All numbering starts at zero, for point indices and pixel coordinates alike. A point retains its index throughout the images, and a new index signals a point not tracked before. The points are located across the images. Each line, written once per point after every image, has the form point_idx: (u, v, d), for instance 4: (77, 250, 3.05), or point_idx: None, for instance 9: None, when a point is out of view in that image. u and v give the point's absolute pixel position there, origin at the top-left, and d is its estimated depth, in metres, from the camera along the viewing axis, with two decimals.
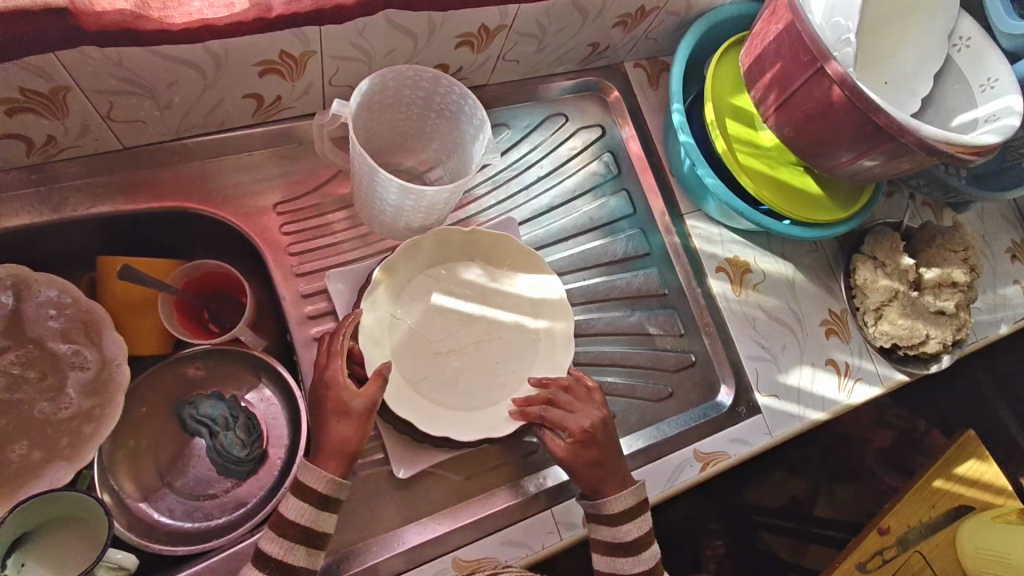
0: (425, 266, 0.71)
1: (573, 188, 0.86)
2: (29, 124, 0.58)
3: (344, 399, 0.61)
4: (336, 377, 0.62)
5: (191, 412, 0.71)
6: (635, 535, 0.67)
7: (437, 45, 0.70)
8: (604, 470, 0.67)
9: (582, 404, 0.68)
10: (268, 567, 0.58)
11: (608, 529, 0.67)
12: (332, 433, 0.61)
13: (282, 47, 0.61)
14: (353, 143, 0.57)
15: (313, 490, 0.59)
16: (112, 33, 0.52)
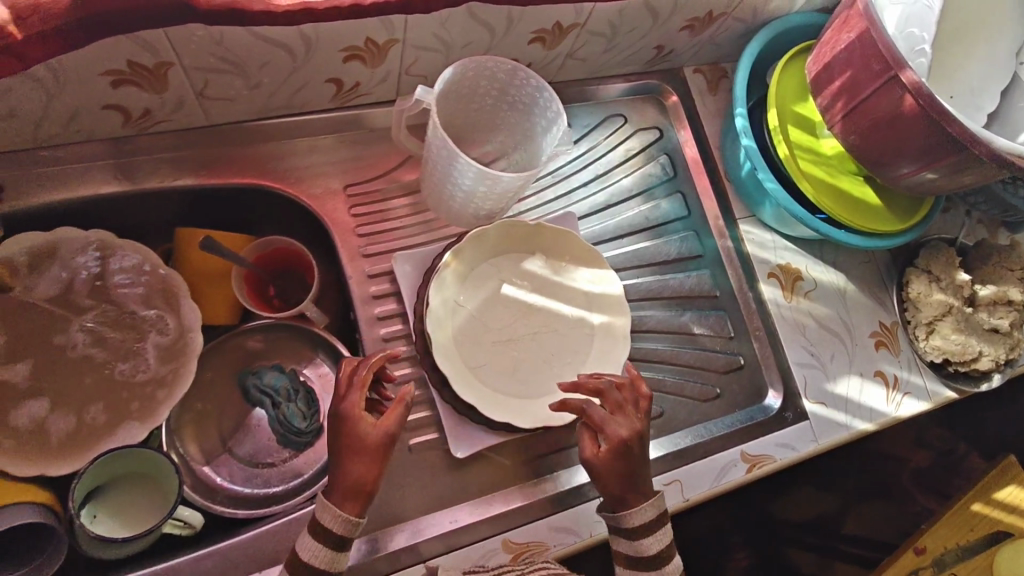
0: (488, 253, 0.73)
1: (629, 187, 0.88)
2: (130, 97, 0.61)
3: (364, 431, 0.59)
4: (355, 409, 0.60)
5: (254, 382, 0.74)
6: (656, 550, 0.64)
7: (513, 39, 0.72)
8: (636, 483, 0.64)
9: (623, 410, 0.65)
10: None
11: (630, 542, 0.64)
12: (348, 470, 0.58)
13: (368, 34, 0.63)
14: (436, 127, 0.59)
15: (328, 532, 0.56)
16: (219, 14, 0.55)
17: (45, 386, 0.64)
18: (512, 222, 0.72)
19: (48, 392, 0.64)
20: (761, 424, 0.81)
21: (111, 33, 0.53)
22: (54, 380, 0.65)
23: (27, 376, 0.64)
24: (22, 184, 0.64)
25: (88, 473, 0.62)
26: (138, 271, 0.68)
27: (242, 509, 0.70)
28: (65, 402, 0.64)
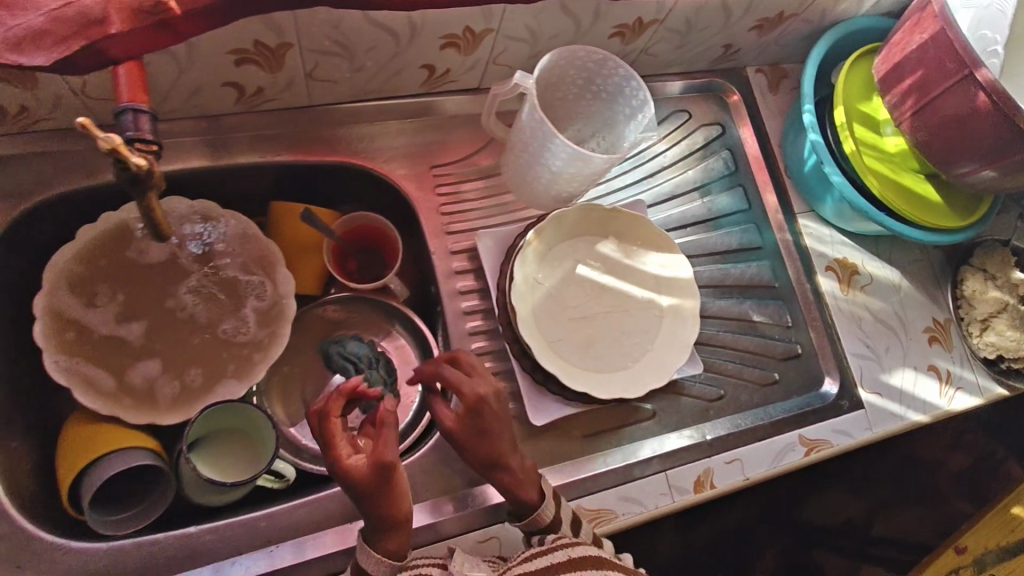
0: (566, 235, 0.76)
1: (692, 180, 0.91)
2: (248, 74, 0.64)
3: (364, 482, 0.55)
4: (342, 463, 0.56)
5: (338, 349, 0.77)
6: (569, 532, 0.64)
7: (596, 32, 0.75)
8: (523, 476, 0.62)
9: (477, 369, 0.63)
10: None
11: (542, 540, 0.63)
12: (374, 512, 0.56)
13: (468, 23, 0.67)
14: (538, 112, 0.63)
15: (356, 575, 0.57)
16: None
17: (156, 342, 0.69)
18: (590, 206, 0.76)
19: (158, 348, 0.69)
20: (819, 410, 0.83)
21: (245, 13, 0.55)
22: (163, 338, 0.69)
23: (140, 333, 0.68)
24: None
25: (198, 422, 0.66)
26: (238, 239, 0.73)
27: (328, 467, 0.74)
28: (173, 358, 0.69)
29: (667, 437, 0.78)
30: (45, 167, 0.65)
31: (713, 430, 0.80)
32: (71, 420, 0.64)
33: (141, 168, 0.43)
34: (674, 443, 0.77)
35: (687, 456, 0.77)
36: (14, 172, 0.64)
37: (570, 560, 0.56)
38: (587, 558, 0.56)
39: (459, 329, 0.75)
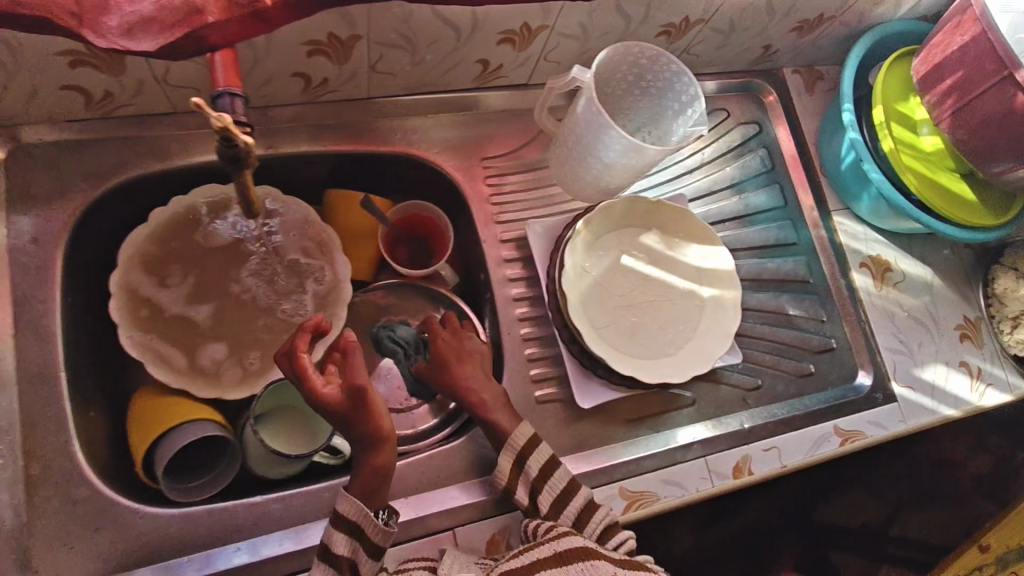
0: (612, 226, 0.79)
1: (731, 176, 0.93)
2: (317, 65, 0.67)
3: (339, 406, 0.59)
4: (313, 390, 0.58)
5: (388, 333, 0.80)
6: (537, 472, 0.68)
7: (644, 31, 0.77)
8: (491, 415, 0.69)
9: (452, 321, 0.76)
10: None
11: (518, 481, 0.68)
12: (358, 434, 0.60)
13: (526, 19, 0.69)
14: (595, 106, 0.65)
15: (343, 521, 0.61)
16: None
17: (220, 321, 0.72)
18: (637, 198, 0.78)
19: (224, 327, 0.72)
20: (853, 402, 0.86)
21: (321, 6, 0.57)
22: (227, 317, 0.72)
23: (206, 312, 0.71)
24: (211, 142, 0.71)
25: (259, 401, 0.68)
26: (298, 224, 0.76)
27: None
28: (237, 337, 0.72)
29: (708, 424, 0.80)
30: (122, 151, 0.68)
31: (751, 419, 0.82)
32: (143, 393, 0.68)
33: (248, 145, 0.46)
34: (715, 430, 0.80)
35: (726, 443, 0.79)
36: (94, 155, 0.67)
37: (555, 555, 0.56)
38: (573, 550, 0.56)
39: (508, 314, 0.78)
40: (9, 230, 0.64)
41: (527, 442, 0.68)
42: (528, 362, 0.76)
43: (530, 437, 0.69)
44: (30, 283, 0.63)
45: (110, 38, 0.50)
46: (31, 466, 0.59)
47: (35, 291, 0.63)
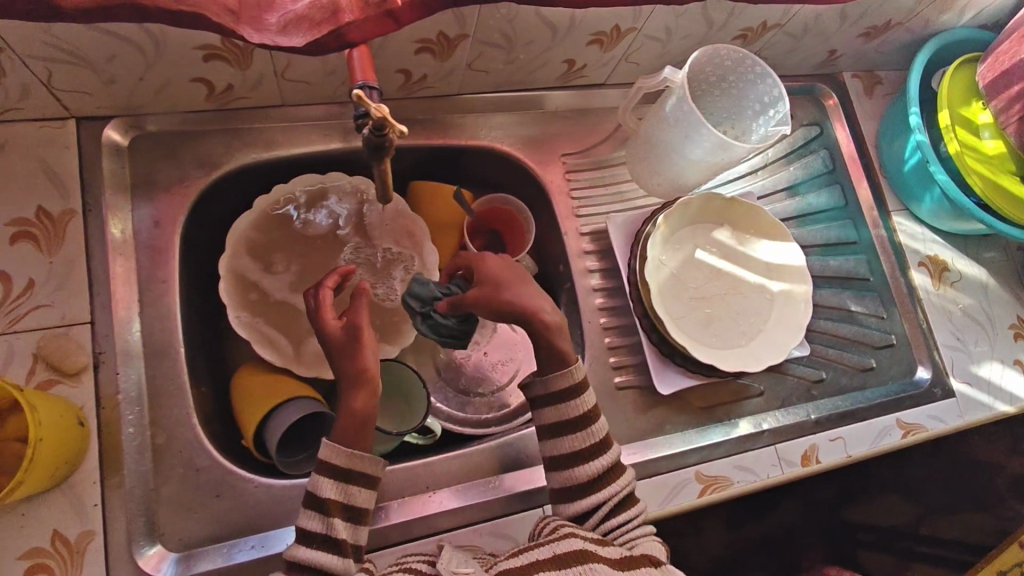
0: (687, 220, 0.83)
1: (795, 175, 0.95)
2: (421, 62, 0.70)
3: (335, 341, 0.60)
4: (320, 321, 0.61)
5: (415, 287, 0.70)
6: (579, 414, 0.66)
7: (723, 33, 0.81)
8: (558, 339, 0.65)
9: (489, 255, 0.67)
10: (313, 543, 0.57)
11: (556, 409, 0.66)
12: (344, 371, 0.59)
13: (618, 21, 0.73)
14: (689, 103, 0.69)
15: (326, 463, 0.58)
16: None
17: None
18: (713, 195, 0.82)
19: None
20: (914, 396, 0.88)
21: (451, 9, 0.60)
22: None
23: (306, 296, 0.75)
24: (313, 135, 0.75)
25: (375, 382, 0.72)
26: (390, 213, 0.79)
27: (466, 427, 0.80)
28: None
29: (775, 414, 0.83)
30: (232, 142, 0.72)
31: (816, 410, 0.85)
32: (248, 370, 0.71)
33: (402, 134, 0.48)
34: (783, 420, 0.83)
35: (794, 432, 0.82)
36: (208, 145, 0.71)
37: (554, 557, 0.56)
38: (571, 554, 0.56)
39: (588, 303, 0.81)
40: (133, 213, 0.68)
41: (581, 380, 0.66)
42: (606, 350, 0.80)
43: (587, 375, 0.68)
44: (152, 264, 0.67)
45: (265, 33, 0.55)
46: (156, 435, 0.64)
47: (156, 272, 0.67)
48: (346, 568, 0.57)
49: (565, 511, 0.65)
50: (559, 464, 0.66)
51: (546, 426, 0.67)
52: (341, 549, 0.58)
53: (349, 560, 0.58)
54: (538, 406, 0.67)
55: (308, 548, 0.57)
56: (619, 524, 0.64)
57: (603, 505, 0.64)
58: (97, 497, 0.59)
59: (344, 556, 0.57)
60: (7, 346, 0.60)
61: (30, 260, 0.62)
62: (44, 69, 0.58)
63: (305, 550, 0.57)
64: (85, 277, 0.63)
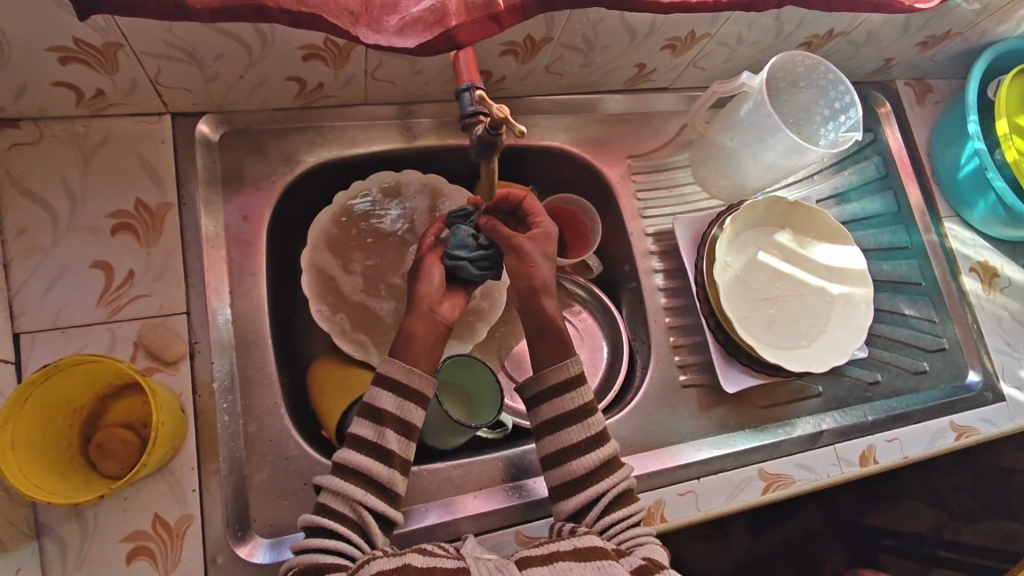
0: (750, 223, 0.85)
1: (848, 181, 0.97)
2: (503, 64, 0.72)
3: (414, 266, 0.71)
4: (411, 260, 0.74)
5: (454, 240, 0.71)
6: (578, 405, 0.67)
7: (790, 41, 0.82)
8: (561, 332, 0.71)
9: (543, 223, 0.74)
10: (366, 447, 0.60)
11: (553, 403, 0.68)
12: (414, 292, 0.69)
13: (694, 28, 0.74)
14: (768, 107, 0.71)
15: (387, 375, 0.63)
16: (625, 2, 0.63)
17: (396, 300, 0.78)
18: (777, 198, 0.83)
19: (397, 305, 0.78)
20: (966, 399, 0.90)
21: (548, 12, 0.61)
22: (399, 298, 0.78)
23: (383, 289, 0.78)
24: (391, 133, 0.77)
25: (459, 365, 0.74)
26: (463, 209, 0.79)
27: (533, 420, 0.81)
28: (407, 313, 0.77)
29: (833, 416, 0.84)
30: (314, 139, 0.74)
31: (873, 411, 0.86)
32: (329, 363, 0.73)
33: (521, 135, 0.50)
34: (842, 421, 0.84)
35: (853, 432, 0.83)
36: (292, 142, 0.73)
37: (573, 550, 0.56)
38: (596, 549, 0.57)
39: (653, 303, 0.83)
40: (224, 207, 0.70)
41: (577, 374, 0.69)
42: (672, 349, 0.82)
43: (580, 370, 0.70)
44: (242, 257, 0.69)
45: (381, 34, 0.57)
46: (249, 424, 0.66)
47: (245, 265, 0.69)
48: (391, 477, 0.59)
49: (563, 507, 0.65)
50: (556, 459, 0.66)
51: (542, 422, 0.68)
52: (388, 459, 0.60)
53: (395, 471, 0.60)
54: (534, 405, 0.69)
55: (359, 453, 0.59)
56: (617, 521, 0.63)
57: (598, 499, 0.64)
58: (195, 483, 0.61)
59: (389, 464, 0.59)
60: (109, 335, 0.62)
61: (129, 251, 0.64)
62: (154, 66, 0.60)
63: (355, 454, 0.59)
64: (182, 269, 0.65)
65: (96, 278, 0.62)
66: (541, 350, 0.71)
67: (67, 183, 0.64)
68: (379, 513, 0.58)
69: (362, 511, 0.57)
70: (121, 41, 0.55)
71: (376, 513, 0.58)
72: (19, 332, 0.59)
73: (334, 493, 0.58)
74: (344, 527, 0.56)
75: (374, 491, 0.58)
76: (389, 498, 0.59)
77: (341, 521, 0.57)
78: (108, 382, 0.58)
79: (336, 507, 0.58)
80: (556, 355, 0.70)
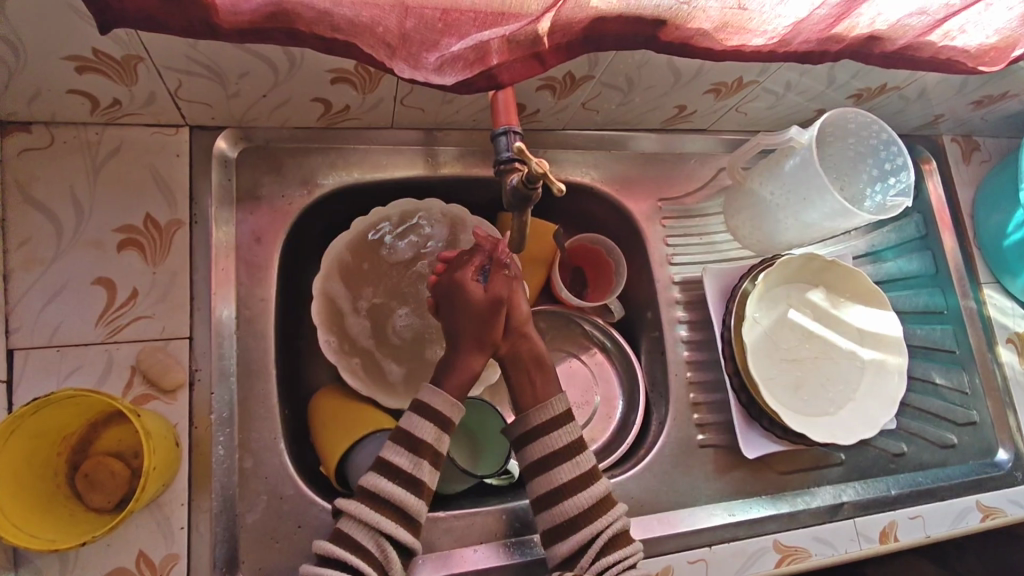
0: (783, 279, 0.81)
1: (886, 238, 0.93)
2: (538, 98, 0.69)
3: (475, 307, 0.65)
4: (460, 285, 0.66)
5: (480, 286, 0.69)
6: (566, 443, 0.65)
7: (838, 91, 0.79)
8: None
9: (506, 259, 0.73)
10: (398, 477, 0.58)
11: (540, 443, 0.65)
12: (474, 333, 0.66)
13: (743, 74, 0.71)
14: (816, 166, 0.68)
15: (434, 413, 0.62)
16: (676, 47, 0.59)
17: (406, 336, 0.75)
18: (813, 255, 0.80)
19: (408, 363, 0.74)
20: (995, 478, 0.85)
21: (593, 50, 0.57)
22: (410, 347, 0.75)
23: (400, 335, 0.75)
24: (415, 160, 0.74)
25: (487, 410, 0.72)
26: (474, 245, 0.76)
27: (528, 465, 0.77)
28: (417, 377, 0.74)
29: (856, 487, 0.80)
30: (336, 162, 0.71)
31: (897, 485, 0.82)
32: (332, 398, 0.69)
33: (560, 193, 0.49)
34: (864, 493, 0.80)
35: (875, 507, 0.79)
36: (313, 162, 0.70)
37: None
38: None
39: (675, 354, 0.79)
40: (237, 227, 0.67)
41: (562, 413, 0.66)
42: (690, 405, 0.78)
43: (568, 409, 0.67)
44: (252, 280, 0.66)
45: (419, 69, 0.54)
46: (245, 458, 0.62)
47: (255, 288, 0.66)
48: (418, 507, 0.59)
49: (556, 553, 0.61)
50: (549, 499, 0.63)
51: (529, 464, 0.65)
52: (418, 490, 0.59)
53: (423, 502, 0.59)
54: (521, 447, 0.66)
55: (390, 482, 0.58)
56: (614, 563, 0.60)
57: (593, 542, 0.61)
58: (184, 521, 0.58)
59: (420, 496, 0.59)
60: (106, 357, 0.58)
61: (135, 269, 0.61)
62: (175, 80, 0.57)
63: (388, 484, 0.58)
64: (188, 291, 0.62)
65: (97, 295, 0.59)
66: (530, 389, 0.68)
67: (75, 193, 0.61)
68: (401, 545, 0.57)
69: (386, 545, 0.56)
70: (142, 55, 0.52)
71: (397, 545, 0.57)
72: (12, 348, 0.56)
73: (355, 522, 0.57)
74: (364, 562, 0.55)
75: (402, 523, 0.57)
76: (413, 530, 0.58)
77: (361, 555, 0.55)
78: (98, 409, 0.54)
79: (357, 536, 0.56)
80: (541, 394, 0.67)
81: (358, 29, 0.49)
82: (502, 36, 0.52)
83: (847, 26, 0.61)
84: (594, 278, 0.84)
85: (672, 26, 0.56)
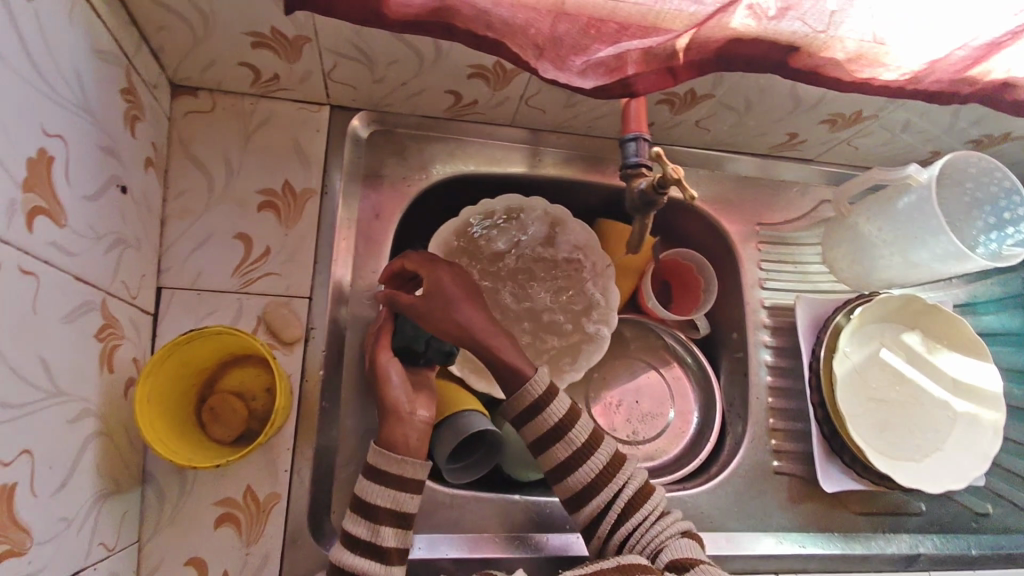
0: (879, 317, 0.80)
1: (988, 291, 0.91)
2: (656, 112, 0.72)
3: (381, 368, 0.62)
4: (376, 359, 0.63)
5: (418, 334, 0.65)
6: (556, 422, 0.61)
7: (957, 136, 0.78)
8: None
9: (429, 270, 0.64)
10: (359, 548, 0.53)
11: (531, 425, 0.62)
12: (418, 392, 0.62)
13: (862, 108, 0.71)
14: (934, 206, 0.67)
15: None
16: (804, 73, 0.60)
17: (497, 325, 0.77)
18: (914, 297, 0.79)
19: None
20: None
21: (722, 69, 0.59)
22: None
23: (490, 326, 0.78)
24: (526, 158, 0.78)
25: None
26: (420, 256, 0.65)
27: None
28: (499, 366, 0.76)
29: (933, 540, 0.78)
30: (454, 152, 0.76)
31: (978, 545, 0.79)
32: None
33: (692, 200, 0.52)
34: (942, 548, 0.77)
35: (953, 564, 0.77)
36: (432, 150, 0.75)
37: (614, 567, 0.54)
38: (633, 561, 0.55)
39: (758, 378, 0.80)
40: (360, 202, 0.72)
41: (546, 388, 0.62)
42: (769, 431, 0.78)
43: (550, 384, 0.62)
44: (368, 253, 0.71)
45: (562, 70, 0.57)
46: (344, 417, 0.67)
47: (369, 260, 0.71)
48: None
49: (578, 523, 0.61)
50: (557, 476, 0.61)
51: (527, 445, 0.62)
52: (384, 557, 0.53)
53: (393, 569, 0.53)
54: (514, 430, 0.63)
55: (353, 554, 0.53)
56: (636, 526, 0.59)
57: (612, 507, 0.60)
58: (288, 464, 0.62)
59: (386, 562, 0.53)
60: (238, 305, 0.64)
61: (270, 228, 0.66)
62: (332, 62, 0.62)
63: (349, 555, 0.53)
64: (313, 253, 0.67)
65: (236, 249, 0.65)
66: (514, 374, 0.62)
67: (227, 154, 0.67)
68: None
69: None
70: (311, 36, 0.58)
71: None
72: (161, 286, 0.63)
73: None
74: None
75: None
76: None
77: None
78: (228, 350, 0.60)
79: None
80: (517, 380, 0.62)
81: (511, 29, 0.53)
82: (644, 47, 0.55)
83: (983, 69, 0.61)
84: (680, 292, 0.85)
85: (804, 52, 0.58)
